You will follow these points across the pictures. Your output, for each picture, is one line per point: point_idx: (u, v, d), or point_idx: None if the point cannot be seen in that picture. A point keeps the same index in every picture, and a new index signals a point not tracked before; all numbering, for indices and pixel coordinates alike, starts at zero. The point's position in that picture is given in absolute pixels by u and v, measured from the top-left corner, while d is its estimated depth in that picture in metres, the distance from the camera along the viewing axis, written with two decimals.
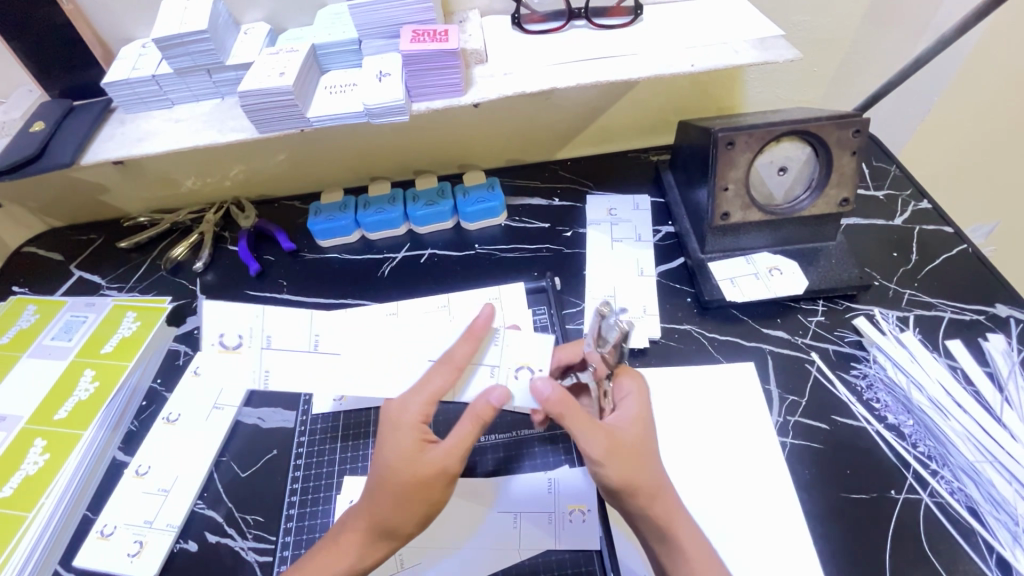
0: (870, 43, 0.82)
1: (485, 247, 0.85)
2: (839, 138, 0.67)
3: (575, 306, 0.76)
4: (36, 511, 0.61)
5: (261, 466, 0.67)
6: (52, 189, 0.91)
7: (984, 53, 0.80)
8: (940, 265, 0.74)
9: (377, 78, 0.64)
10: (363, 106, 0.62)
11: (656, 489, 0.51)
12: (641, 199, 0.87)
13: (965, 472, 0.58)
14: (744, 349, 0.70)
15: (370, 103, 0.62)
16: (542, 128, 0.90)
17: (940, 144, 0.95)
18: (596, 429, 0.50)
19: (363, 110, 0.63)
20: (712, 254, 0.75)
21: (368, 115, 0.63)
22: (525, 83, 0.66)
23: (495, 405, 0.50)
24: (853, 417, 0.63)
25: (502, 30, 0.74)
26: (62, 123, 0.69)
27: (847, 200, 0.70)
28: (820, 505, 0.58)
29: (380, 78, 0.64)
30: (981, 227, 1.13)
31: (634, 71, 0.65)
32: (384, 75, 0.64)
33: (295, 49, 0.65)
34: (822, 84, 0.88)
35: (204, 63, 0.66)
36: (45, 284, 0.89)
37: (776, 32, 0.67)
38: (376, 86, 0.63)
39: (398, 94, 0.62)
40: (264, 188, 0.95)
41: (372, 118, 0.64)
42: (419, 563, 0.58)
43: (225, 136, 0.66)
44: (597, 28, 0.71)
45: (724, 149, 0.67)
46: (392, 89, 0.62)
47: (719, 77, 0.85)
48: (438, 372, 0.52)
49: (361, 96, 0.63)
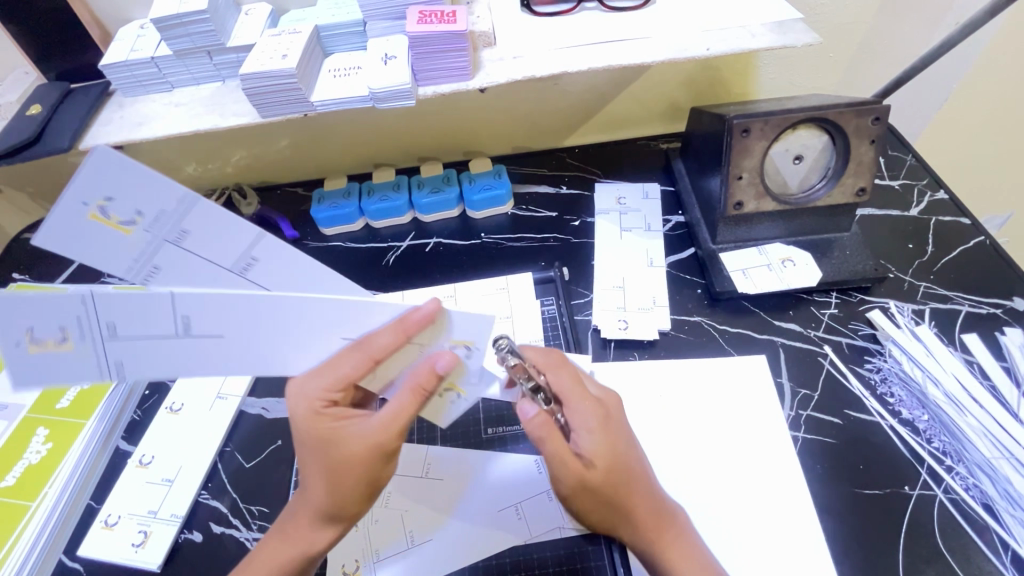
0: (888, 30, 0.79)
1: (492, 237, 0.84)
2: (858, 126, 0.64)
3: (584, 297, 0.75)
4: (39, 501, 0.61)
5: (266, 456, 0.66)
6: (50, 175, 0.90)
7: (1005, 40, 0.78)
8: (957, 258, 0.72)
9: (19, 342, 0.43)
10: (169, 247, 0.41)
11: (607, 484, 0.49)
12: (651, 187, 0.85)
13: (981, 468, 0.57)
14: (756, 341, 0.68)
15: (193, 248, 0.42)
16: (551, 114, 0.88)
17: (956, 133, 0.93)
18: (412, 397, 0.49)
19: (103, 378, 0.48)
20: (724, 244, 0.74)
21: (116, 371, 0.47)
22: (535, 66, 0.64)
23: (439, 371, 0.49)
24: (866, 411, 0.62)
25: (511, 12, 0.71)
26: (59, 107, 0.68)
27: (864, 189, 0.68)
28: (834, 501, 0.57)
29: (101, 209, 0.38)
30: (995, 218, 1.11)
31: (647, 55, 0.63)
32: (185, 314, 0.44)
33: (298, 30, 0.63)
34: (837, 71, 0.86)
35: (204, 44, 0.64)
36: (44, 271, 0.88)
37: (793, 15, 0.65)
38: (209, 225, 0.41)
39: (230, 254, 0.44)
40: (265, 173, 0.93)
41: (162, 342, 0.46)
42: (430, 539, 0.58)
43: (226, 120, 0.64)
44: (608, 11, 0.69)
45: (739, 137, 0.65)
46: (193, 265, 0.43)
47: (733, 62, 0.83)
48: (366, 348, 0.48)
49: (113, 251, 0.40)
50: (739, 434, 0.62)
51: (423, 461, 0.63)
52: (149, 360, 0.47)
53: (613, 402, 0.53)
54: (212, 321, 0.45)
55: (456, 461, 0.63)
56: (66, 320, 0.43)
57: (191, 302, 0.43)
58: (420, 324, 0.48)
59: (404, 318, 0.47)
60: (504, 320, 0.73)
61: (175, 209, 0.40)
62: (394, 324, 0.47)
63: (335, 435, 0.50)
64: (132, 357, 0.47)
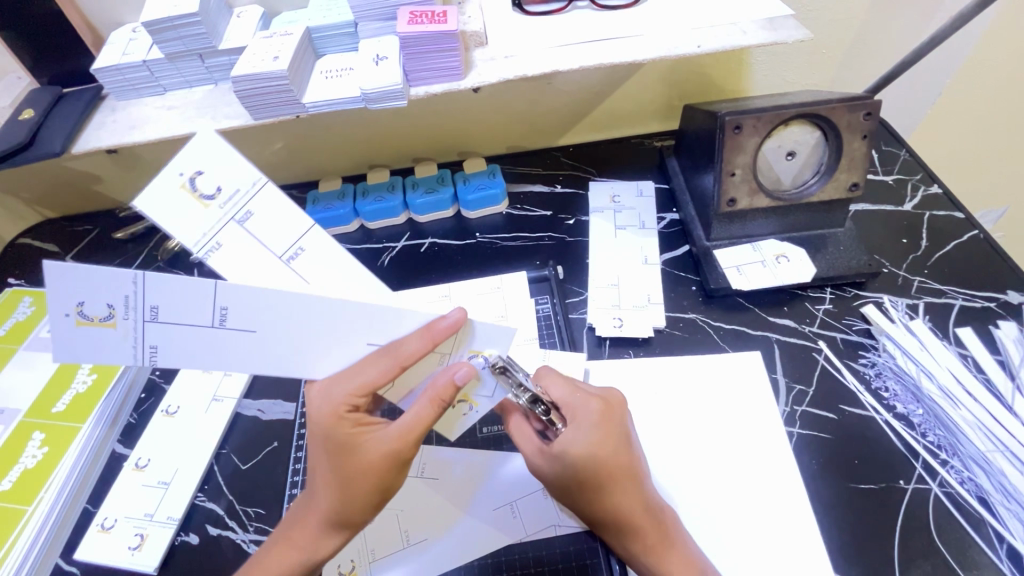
0: (880, 25, 0.80)
1: (486, 236, 0.84)
2: (850, 121, 0.65)
3: (578, 296, 0.75)
4: (35, 505, 0.61)
5: (262, 458, 0.66)
6: (45, 180, 0.90)
7: (997, 35, 0.78)
8: (951, 252, 0.72)
9: (70, 312, 0.39)
10: (234, 225, 0.43)
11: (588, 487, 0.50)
12: (645, 185, 0.85)
13: (976, 462, 0.57)
14: (750, 338, 0.69)
15: (256, 231, 0.44)
16: (545, 113, 0.88)
17: (949, 128, 0.93)
18: (431, 405, 0.49)
19: (132, 363, 0.42)
20: (718, 241, 0.74)
21: (149, 357, 0.42)
22: (526, 65, 0.64)
23: (457, 384, 0.49)
24: (861, 406, 0.62)
25: (502, 11, 0.71)
26: (51, 111, 0.68)
27: (857, 184, 0.68)
28: (829, 495, 0.57)
29: (192, 180, 0.42)
30: (990, 213, 1.11)
31: (638, 53, 0.63)
32: (221, 308, 0.41)
33: (289, 32, 0.63)
34: (830, 67, 0.86)
35: (195, 47, 0.64)
36: (40, 276, 0.88)
37: (784, 12, 0.65)
38: (280, 214, 0.44)
39: (282, 240, 0.44)
40: (260, 176, 0.93)
41: (199, 333, 0.42)
42: (426, 538, 0.58)
43: (219, 123, 0.64)
44: (599, 9, 0.69)
45: (731, 134, 0.65)
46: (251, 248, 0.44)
47: (726, 60, 0.83)
48: (395, 354, 0.47)
49: (187, 220, 0.42)
50: (734, 431, 0.62)
51: (418, 461, 0.63)
52: (186, 353, 0.43)
53: (614, 401, 0.53)
54: (251, 314, 0.42)
55: (451, 460, 0.63)
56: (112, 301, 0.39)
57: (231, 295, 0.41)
58: (447, 331, 0.48)
59: (431, 325, 0.47)
60: (499, 319, 0.73)
61: (247, 189, 0.43)
62: (421, 329, 0.47)
63: (352, 446, 0.49)
64: (172, 344, 0.42)
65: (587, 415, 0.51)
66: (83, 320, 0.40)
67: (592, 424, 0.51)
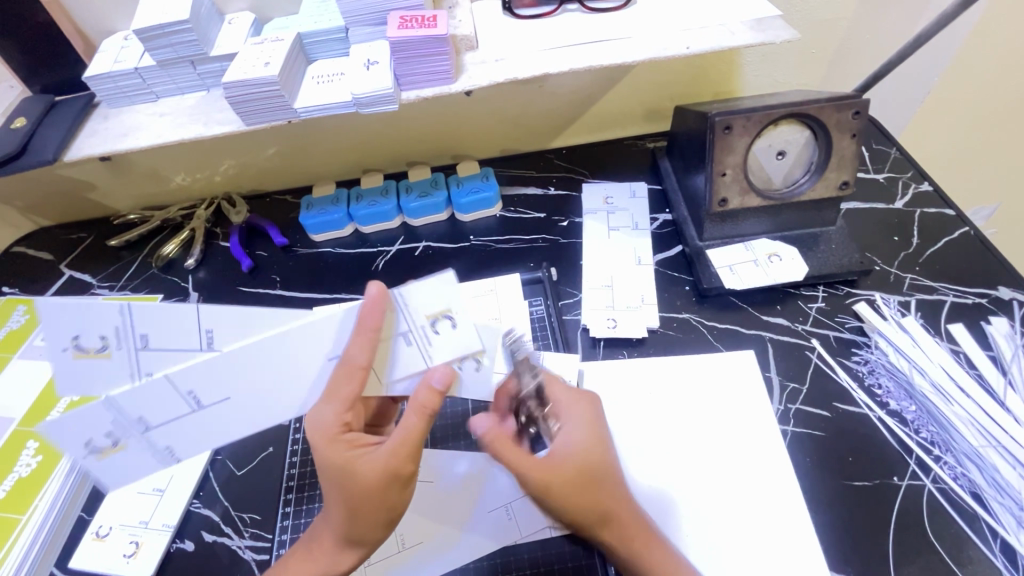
0: (868, 25, 0.80)
1: (480, 239, 0.84)
2: (838, 120, 0.65)
3: (572, 296, 0.75)
4: (30, 514, 0.61)
5: (257, 464, 0.66)
6: (38, 188, 0.90)
7: (985, 32, 0.79)
8: (942, 248, 0.73)
9: (86, 452, 0.48)
10: (142, 351, 0.48)
11: (571, 491, 0.49)
12: (638, 186, 0.85)
13: (969, 457, 0.57)
14: (744, 336, 0.69)
15: (158, 348, 0.48)
16: (537, 116, 0.89)
17: (940, 126, 0.93)
18: (417, 417, 0.49)
19: (160, 464, 0.51)
20: (711, 242, 0.74)
21: (169, 455, 0.51)
22: (517, 68, 0.64)
23: (437, 388, 0.49)
24: (855, 404, 0.62)
25: (493, 15, 0.72)
26: (43, 120, 0.68)
27: (848, 183, 0.69)
28: (824, 493, 0.58)
29: (78, 346, 0.47)
30: (982, 209, 1.12)
31: (628, 55, 0.63)
32: (190, 392, 0.48)
33: (280, 38, 0.63)
34: (820, 67, 0.86)
35: (187, 54, 0.64)
36: (34, 284, 0.88)
37: (772, 12, 0.66)
38: (163, 322, 0.47)
39: (189, 338, 0.48)
40: (254, 182, 0.93)
41: (184, 421, 0.49)
42: (421, 541, 0.58)
43: (211, 129, 0.64)
44: (589, 12, 0.69)
45: (722, 134, 0.66)
46: (171, 358, 0.48)
47: (718, 60, 0.83)
48: (347, 364, 0.48)
49: (102, 371, 0.48)
50: (729, 430, 0.62)
51: None
52: (191, 441, 0.51)
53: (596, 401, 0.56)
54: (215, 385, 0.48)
55: (445, 460, 0.63)
56: (106, 431, 0.48)
57: (188, 381, 0.47)
58: (374, 310, 0.48)
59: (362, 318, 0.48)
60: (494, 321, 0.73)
61: (123, 322, 0.47)
62: (355, 332, 0.48)
63: (349, 467, 0.49)
64: (178, 441, 0.50)
65: (578, 412, 0.54)
66: (100, 451, 0.49)
67: (585, 421, 0.53)
